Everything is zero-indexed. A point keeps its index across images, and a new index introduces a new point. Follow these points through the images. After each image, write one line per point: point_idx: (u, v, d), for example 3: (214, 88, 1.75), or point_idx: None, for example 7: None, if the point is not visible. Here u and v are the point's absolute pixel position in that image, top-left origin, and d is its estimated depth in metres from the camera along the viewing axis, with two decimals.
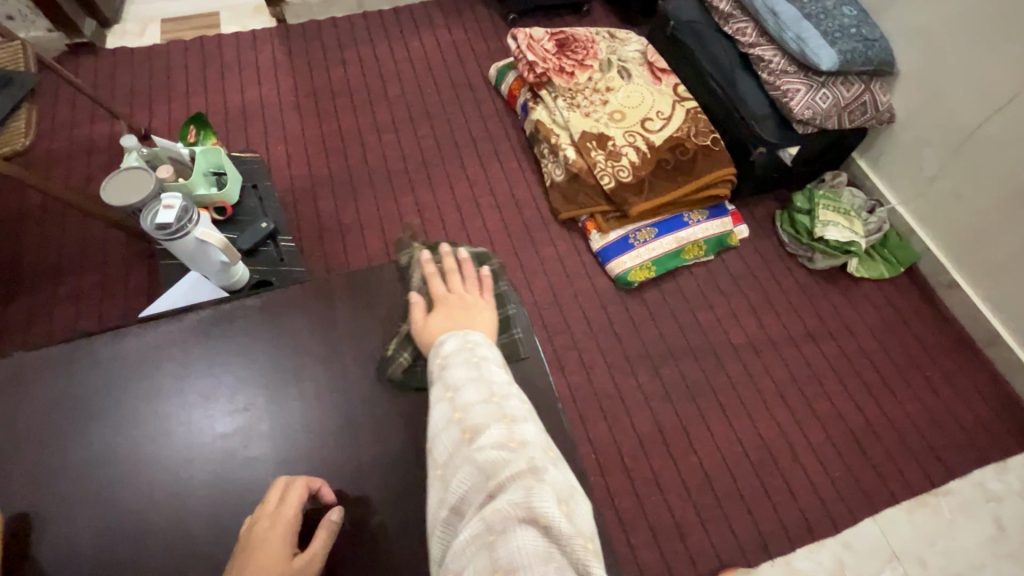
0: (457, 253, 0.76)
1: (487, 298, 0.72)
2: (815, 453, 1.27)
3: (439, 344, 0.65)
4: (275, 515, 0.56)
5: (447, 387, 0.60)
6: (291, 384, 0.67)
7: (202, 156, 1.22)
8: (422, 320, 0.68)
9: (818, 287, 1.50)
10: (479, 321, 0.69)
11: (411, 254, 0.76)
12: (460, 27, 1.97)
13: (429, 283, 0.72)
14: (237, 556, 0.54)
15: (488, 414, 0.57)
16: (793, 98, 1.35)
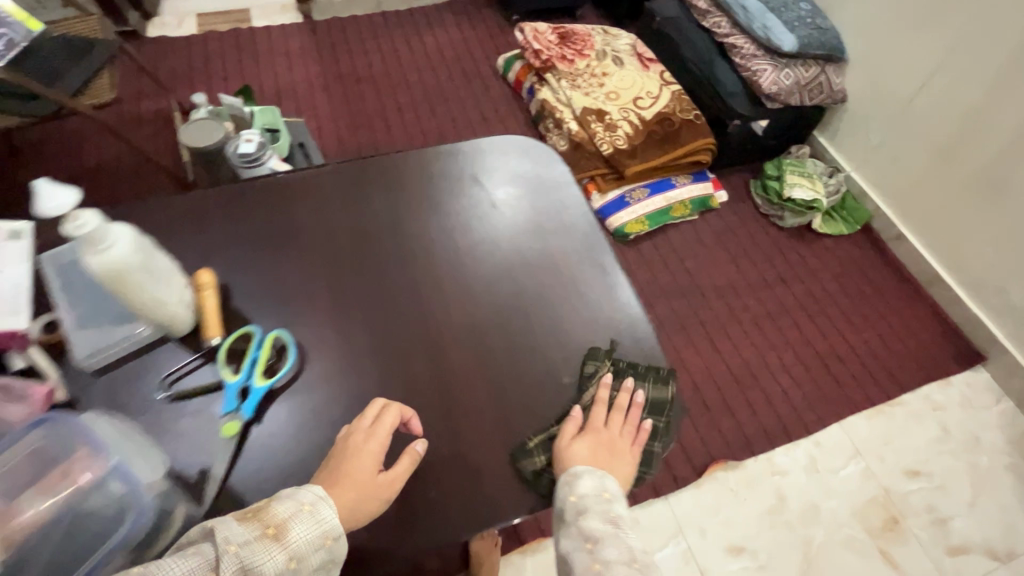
0: (634, 392, 0.68)
1: (634, 452, 0.65)
2: (789, 373, 1.48)
3: (576, 476, 0.60)
4: (372, 432, 0.57)
5: (584, 534, 0.55)
6: (398, 219, 0.76)
7: (259, 115, 1.40)
8: (568, 438, 0.63)
9: (787, 241, 1.73)
10: (616, 468, 0.63)
11: (597, 366, 0.69)
12: (469, 25, 2.21)
13: (592, 408, 0.65)
14: (328, 463, 0.57)
15: (627, 574, 0.53)
16: (762, 76, 1.60)
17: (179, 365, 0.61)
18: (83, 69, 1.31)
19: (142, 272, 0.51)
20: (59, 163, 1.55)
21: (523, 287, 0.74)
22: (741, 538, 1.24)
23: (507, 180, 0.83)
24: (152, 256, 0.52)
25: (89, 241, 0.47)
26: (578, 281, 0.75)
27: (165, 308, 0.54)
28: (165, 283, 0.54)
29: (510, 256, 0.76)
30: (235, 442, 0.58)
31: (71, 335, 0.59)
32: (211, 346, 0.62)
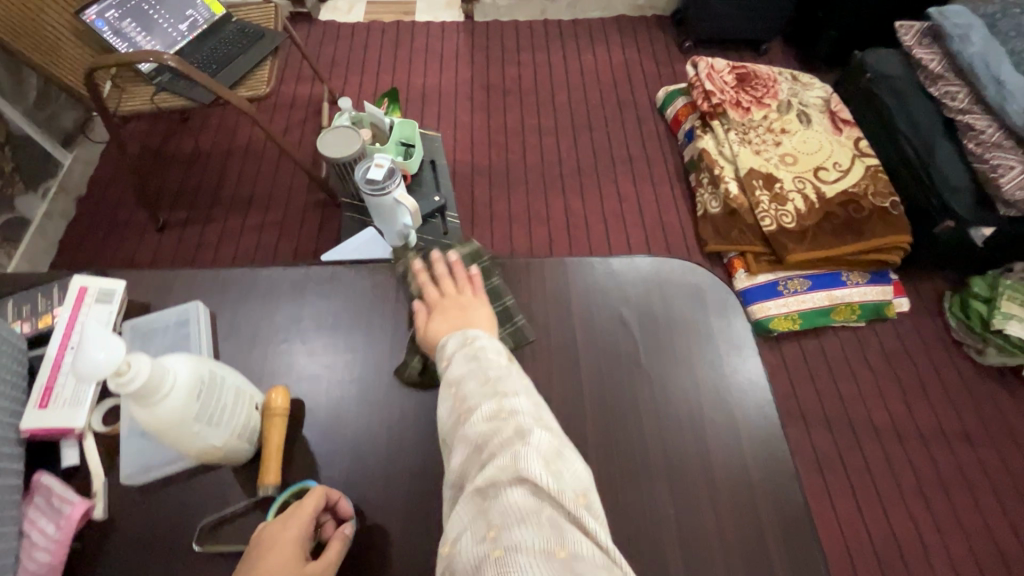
0: (446, 259, 0.68)
1: (481, 297, 0.65)
2: (952, 563, 1.15)
3: (442, 346, 0.59)
4: (289, 516, 0.49)
5: (447, 382, 0.54)
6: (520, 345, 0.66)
7: (398, 127, 1.34)
8: (423, 323, 0.63)
9: (983, 386, 1.35)
10: (475, 318, 0.62)
11: (405, 263, 0.70)
12: (635, 47, 2.01)
13: (426, 289, 0.67)
14: (244, 561, 0.48)
15: (481, 394, 0.51)
16: (1004, 174, 1.24)
17: (225, 508, 0.55)
18: (247, 60, 1.32)
19: (199, 418, 0.49)
20: (216, 141, 1.64)
21: (657, 472, 0.60)
22: None
23: (655, 316, 0.69)
24: (213, 398, 0.50)
25: (146, 393, 0.45)
26: (727, 478, 0.59)
27: (216, 449, 0.52)
28: (227, 419, 0.52)
29: (648, 423, 0.62)
30: None
31: (123, 447, 0.58)
32: (264, 496, 0.54)
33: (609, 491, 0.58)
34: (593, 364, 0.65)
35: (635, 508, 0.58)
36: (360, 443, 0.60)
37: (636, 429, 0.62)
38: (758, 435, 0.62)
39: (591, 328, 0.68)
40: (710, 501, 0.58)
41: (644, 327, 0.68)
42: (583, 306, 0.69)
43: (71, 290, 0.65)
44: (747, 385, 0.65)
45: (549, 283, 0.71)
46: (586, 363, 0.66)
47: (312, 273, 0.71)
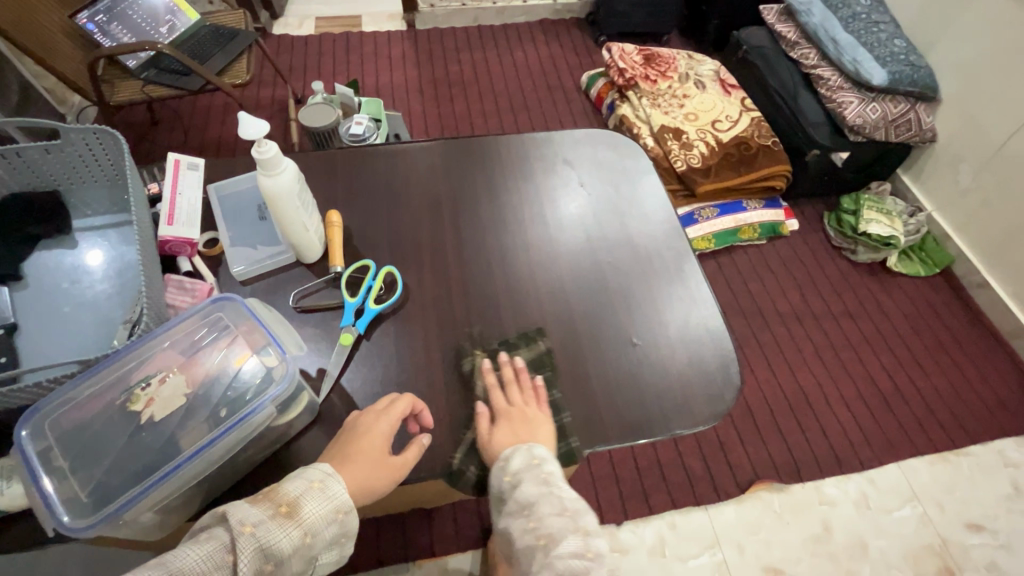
0: (513, 361, 0.69)
1: (545, 411, 0.66)
2: (849, 406, 1.45)
3: (506, 459, 0.61)
4: (382, 415, 0.61)
5: (519, 502, 0.58)
6: (495, 187, 0.86)
7: (365, 105, 1.55)
8: (486, 431, 0.64)
9: (859, 277, 1.70)
10: (540, 432, 0.64)
11: (472, 359, 0.70)
12: (558, 44, 2.34)
13: (489, 396, 0.66)
14: (340, 440, 0.60)
15: (560, 524, 0.56)
16: (846, 108, 1.61)
17: (307, 284, 0.71)
18: (226, 55, 1.51)
19: (300, 204, 0.61)
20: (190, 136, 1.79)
21: (602, 256, 0.81)
22: (779, 561, 1.22)
23: (602, 204, 0.87)
24: (306, 192, 0.62)
25: (274, 168, 0.57)
26: (652, 261, 0.82)
27: (308, 234, 0.65)
28: (310, 215, 0.64)
29: (591, 228, 0.84)
30: (348, 352, 0.67)
31: (228, 252, 0.71)
32: (334, 273, 0.71)
33: (575, 276, 0.79)
34: (557, 250, 0.80)
35: (594, 285, 0.78)
36: None
37: (594, 292, 0.77)
38: (682, 262, 0.82)
39: (556, 227, 0.83)
40: (643, 278, 0.80)
41: (597, 225, 0.84)
42: (543, 215, 0.84)
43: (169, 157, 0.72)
44: (660, 202, 0.88)
45: (515, 197, 0.86)
46: (551, 253, 0.80)
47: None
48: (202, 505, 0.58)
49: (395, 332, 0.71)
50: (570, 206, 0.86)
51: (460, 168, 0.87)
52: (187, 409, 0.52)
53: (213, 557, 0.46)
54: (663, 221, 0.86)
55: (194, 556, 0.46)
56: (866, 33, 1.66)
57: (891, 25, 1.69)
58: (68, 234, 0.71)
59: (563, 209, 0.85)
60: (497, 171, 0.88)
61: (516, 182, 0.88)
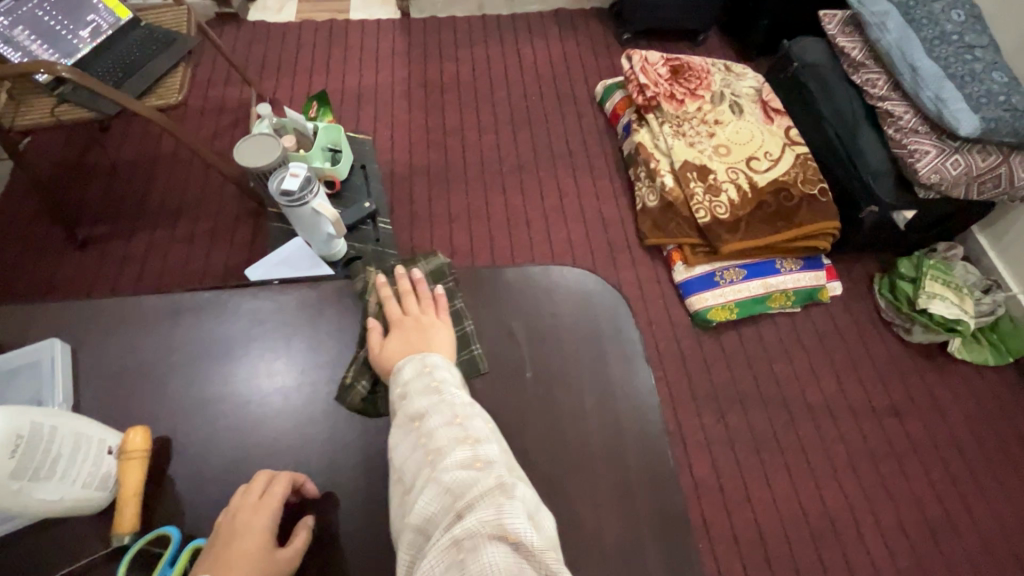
0: (412, 274, 0.66)
1: (444, 318, 0.62)
2: (884, 538, 1.19)
3: (399, 371, 0.56)
4: (260, 505, 0.51)
5: (409, 415, 0.52)
6: None
7: (323, 133, 1.30)
8: (378, 344, 0.60)
9: (912, 363, 1.40)
10: (437, 344, 0.59)
11: (369, 277, 0.67)
12: (574, 41, 1.99)
13: (384, 307, 0.62)
14: (211, 544, 0.50)
15: (450, 436, 0.50)
16: (920, 159, 1.28)
17: (81, 561, 0.52)
18: (155, 68, 1.26)
19: (18, 476, 0.46)
20: (136, 152, 1.56)
21: (545, 469, 0.58)
22: None
23: (568, 348, 0.65)
24: (32, 454, 0.47)
25: None
26: (618, 479, 0.58)
27: (60, 503, 0.50)
28: (55, 476, 0.49)
29: (541, 410, 0.61)
30: None
31: None
32: (120, 545, 0.52)
33: None
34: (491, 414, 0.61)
35: None
36: (248, 478, 0.56)
37: None
38: (670, 472, 0.59)
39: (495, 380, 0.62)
40: (600, 512, 0.56)
41: (553, 382, 0.63)
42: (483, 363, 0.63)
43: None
44: (640, 374, 0.64)
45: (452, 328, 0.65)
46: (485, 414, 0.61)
47: (191, 298, 0.65)
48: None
49: None
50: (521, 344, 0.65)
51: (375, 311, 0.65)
52: None
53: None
54: (649, 383, 0.63)
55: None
56: (955, 60, 1.30)
57: (989, 51, 1.33)
58: None
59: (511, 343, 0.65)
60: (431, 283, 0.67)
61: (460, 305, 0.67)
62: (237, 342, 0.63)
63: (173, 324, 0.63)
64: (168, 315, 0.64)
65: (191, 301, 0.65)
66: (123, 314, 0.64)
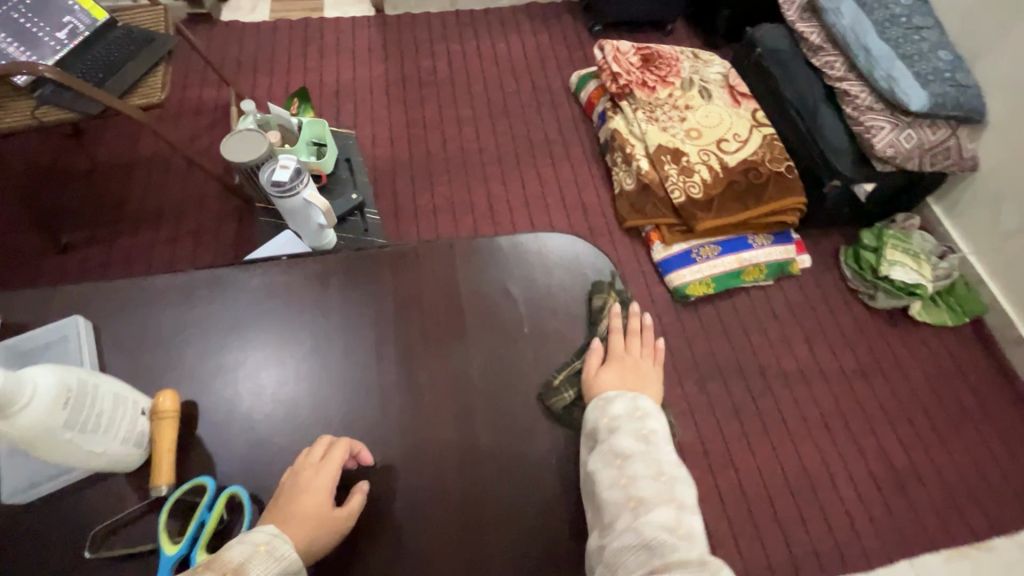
0: (640, 317, 0.70)
1: (656, 366, 0.68)
2: (857, 489, 1.27)
3: (608, 401, 0.62)
4: (321, 466, 0.56)
5: (616, 451, 0.58)
6: (420, 297, 0.69)
7: (307, 127, 1.33)
8: (596, 369, 0.65)
9: (877, 327, 1.49)
10: (647, 390, 0.64)
11: (604, 299, 0.70)
12: (547, 34, 2.04)
13: (609, 338, 0.68)
14: (278, 496, 0.55)
15: (654, 489, 0.55)
16: (876, 135, 1.36)
17: (121, 512, 0.56)
18: (136, 67, 1.28)
19: (69, 426, 0.50)
20: (116, 153, 1.56)
21: (542, 421, 0.63)
22: None
23: (561, 311, 0.69)
24: (82, 406, 0.51)
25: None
26: None
27: (101, 456, 0.53)
28: (101, 429, 0.53)
29: (537, 369, 0.66)
30: None
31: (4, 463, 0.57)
32: (159, 496, 0.56)
33: (507, 460, 0.61)
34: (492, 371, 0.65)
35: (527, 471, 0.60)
36: (267, 442, 0.60)
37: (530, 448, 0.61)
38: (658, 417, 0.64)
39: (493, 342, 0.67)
40: None
41: (547, 342, 0.67)
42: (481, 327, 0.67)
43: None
44: (625, 332, 0.69)
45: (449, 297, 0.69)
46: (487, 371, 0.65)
47: (197, 278, 0.68)
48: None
49: None
50: (516, 307, 0.69)
51: (375, 284, 0.69)
52: None
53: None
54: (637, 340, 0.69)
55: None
56: (904, 41, 1.40)
57: (934, 32, 1.42)
58: None
59: (507, 305, 0.69)
60: (428, 255, 0.71)
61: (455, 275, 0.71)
62: (248, 319, 0.66)
63: (183, 305, 0.66)
64: (175, 297, 0.67)
65: (197, 282, 0.68)
66: (131, 297, 0.67)
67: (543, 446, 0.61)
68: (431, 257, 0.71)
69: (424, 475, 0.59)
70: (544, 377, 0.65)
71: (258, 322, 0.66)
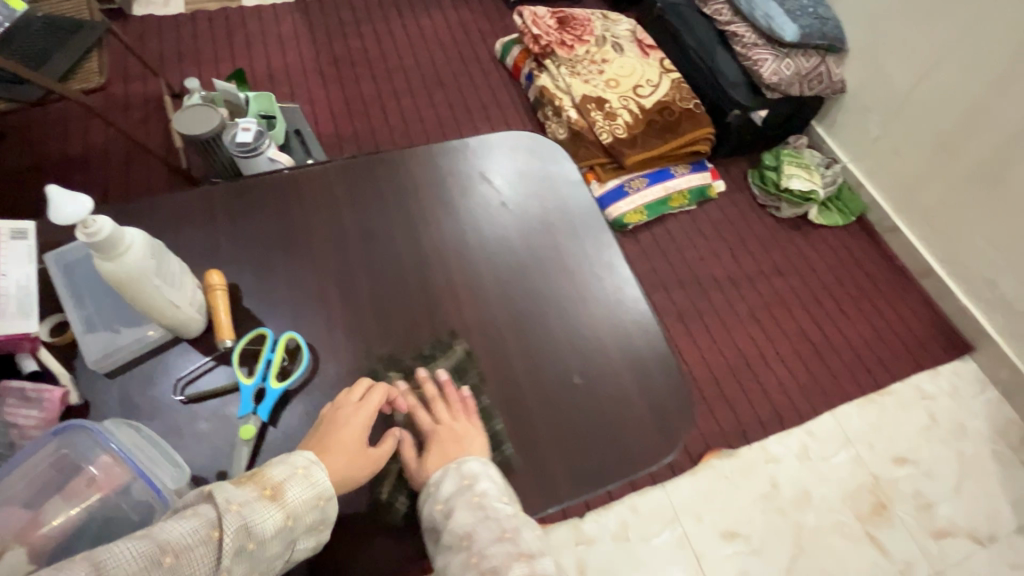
0: (435, 376, 0.66)
1: (474, 421, 0.64)
2: (784, 362, 1.51)
3: (437, 484, 0.58)
4: (362, 406, 0.60)
5: (457, 536, 0.55)
6: (408, 202, 0.79)
7: (255, 100, 1.36)
8: (415, 459, 0.61)
9: (785, 233, 1.74)
10: (472, 447, 0.61)
11: (387, 381, 0.66)
12: (468, 9, 2.16)
13: (413, 415, 0.63)
14: (316, 430, 0.59)
15: (503, 552, 0.54)
16: (762, 65, 1.60)
17: (193, 367, 0.65)
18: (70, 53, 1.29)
19: (157, 275, 0.57)
20: (48, 150, 1.52)
21: (527, 281, 0.76)
22: (734, 523, 1.27)
23: (530, 202, 0.83)
24: (165, 260, 0.58)
25: (110, 245, 0.53)
26: (582, 279, 0.77)
27: (178, 310, 0.61)
28: (178, 285, 0.61)
29: (515, 246, 0.78)
30: (253, 443, 0.60)
31: (80, 341, 0.64)
32: (225, 348, 0.65)
33: (503, 314, 0.73)
34: (484, 248, 0.77)
35: (522, 320, 0.73)
36: (296, 324, 0.69)
37: (522, 302, 0.74)
38: (619, 270, 0.79)
39: (478, 227, 0.79)
40: (573, 300, 0.76)
41: (522, 225, 0.80)
42: (469, 217, 0.80)
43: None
44: (583, 211, 0.83)
45: (436, 197, 0.81)
46: (479, 250, 0.77)
47: (202, 206, 0.75)
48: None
49: (305, 404, 0.64)
50: (493, 199, 0.82)
51: (364, 196, 0.79)
52: (148, 531, 0.44)
53: (198, 532, 0.45)
54: (595, 216, 0.83)
55: (181, 528, 0.45)
56: None
57: None
58: None
59: (485, 198, 0.82)
60: (409, 168, 0.82)
61: (437, 180, 0.82)
62: (257, 232, 0.74)
63: (195, 227, 0.73)
64: (186, 223, 0.74)
65: (205, 209, 0.75)
66: (144, 226, 0.73)
67: (532, 299, 0.75)
68: (410, 168, 0.82)
69: (436, 333, 0.70)
70: (526, 248, 0.78)
71: (268, 234, 0.74)
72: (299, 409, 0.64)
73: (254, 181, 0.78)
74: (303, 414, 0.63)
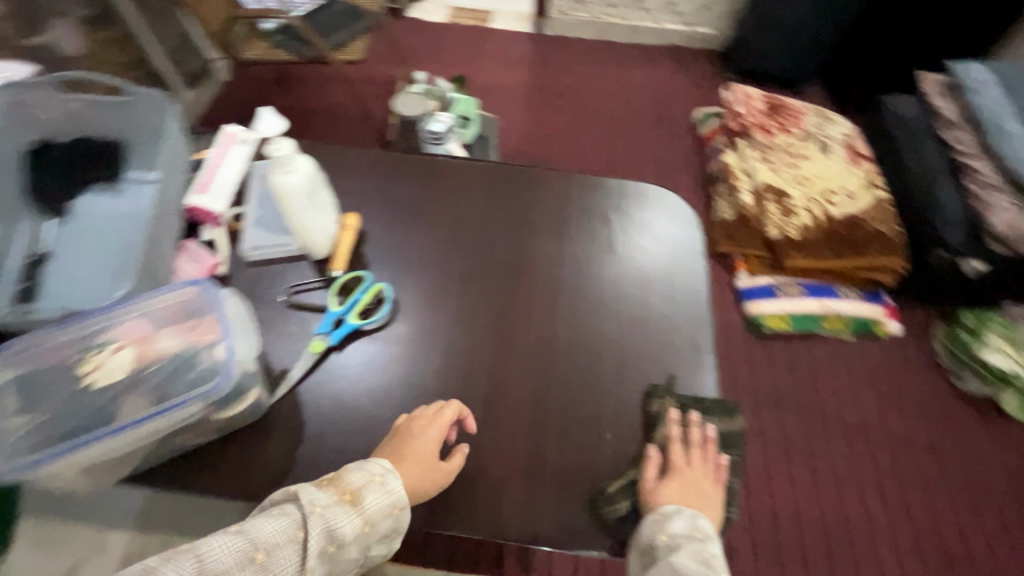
0: (704, 427, 0.70)
1: (720, 487, 0.66)
2: (897, 554, 1.24)
3: (666, 517, 0.62)
4: (434, 419, 0.65)
5: (673, 570, 0.58)
6: (533, 219, 0.85)
7: (460, 104, 1.58)
8: (655, 482, 0.65)
9: (959, 409, 1.44)
10: (708, 507, 0.65)
11: (663, 404, 0.70)
12: (682, 74, 2.20)
13: (668, 446, 0.67)
14: (393, 437, 0.64)
15: None
16: (996, 213, 1.38)
17: (304, 282, 0.78)
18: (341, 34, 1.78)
19: (306, 197, 0.72)
20: (306, 99, 1.91)
21: (607, 329, 0.76)
22: None
23: (644, 258, 0.83)
24: (317, 190, 0.73)
25: (283, 162, 0.68)
26: (663, 349, 0.75)
27: (315, 232, 0.75)
28: (319, 211, 0.75)
29: (610, 293, 0.79)
30: (317, 357, 0.71)
31: (246, 230, 0.81)
32: (332, 277, 0.78)
33: (571, 349, 0.74)
34: (583, 283, 0.80)
35: (586, 363, 0.73)
36: (396, 285, 0.78)
37: (594, 346, 0.74)
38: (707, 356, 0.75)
39: (586, 264, 0.82)
40: (645, 365, 0.74)
41: (626, 276, 0.81)
42: (582, 251, 0.82)
43: (224, 131, 0.90)
44: (694, 285, 0.81)
45: (558, 223, 0.85)
46: (577, 283, 0.80)
47: (371, 167, 0.89)
48: (129, 475, 0.64)
49: (373, 351, 0.72)
50: (611, 243, 0.84)
51: (498, 202, 0.87)
52: (243, 526, 0.54)
53: (286, 531, 0.54)
54: (705, 295, 0.80)
55: (274, 528, 0.54)
56: None
57: None
58: (121, 178, 0.81)
59: (604, 239, 0.84)
60: (546, 191, 0.88)
61: (566, 208, 0.87)
62: (400, 202, 0.86)
63: (359, 182, 0.88)
64: (355, 176, 0.88)
65: (372, 170, 0.89)
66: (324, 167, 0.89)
67: (606, 347, 0.75)
68: (547, 192, 0.88)
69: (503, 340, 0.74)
70: (621, 299, 0.79)
71: (408, 206, 0.86)
72: (366, 353, 0.72)
73: (418, 161, 0.90)
74: (367, 358, 0.72)
